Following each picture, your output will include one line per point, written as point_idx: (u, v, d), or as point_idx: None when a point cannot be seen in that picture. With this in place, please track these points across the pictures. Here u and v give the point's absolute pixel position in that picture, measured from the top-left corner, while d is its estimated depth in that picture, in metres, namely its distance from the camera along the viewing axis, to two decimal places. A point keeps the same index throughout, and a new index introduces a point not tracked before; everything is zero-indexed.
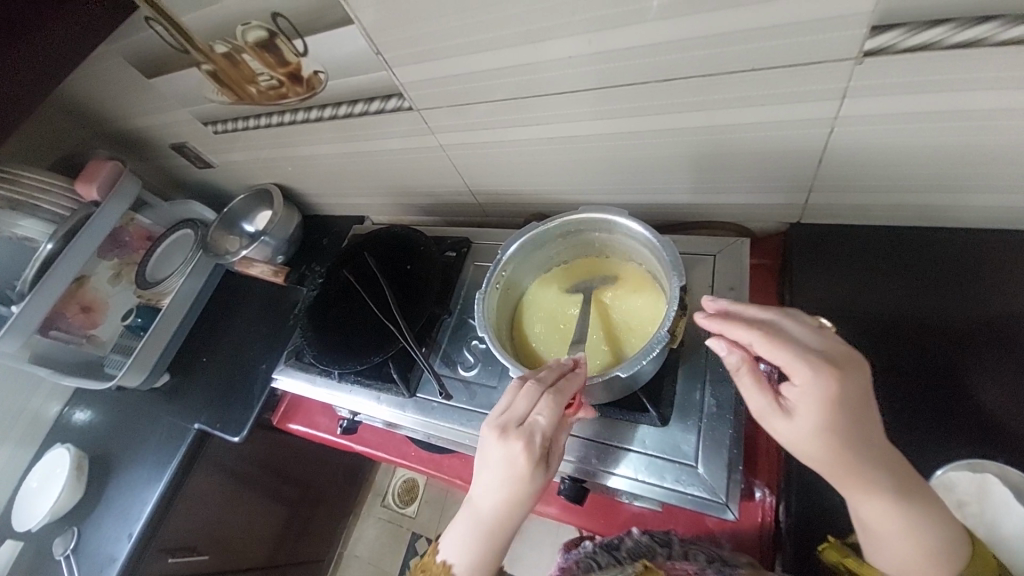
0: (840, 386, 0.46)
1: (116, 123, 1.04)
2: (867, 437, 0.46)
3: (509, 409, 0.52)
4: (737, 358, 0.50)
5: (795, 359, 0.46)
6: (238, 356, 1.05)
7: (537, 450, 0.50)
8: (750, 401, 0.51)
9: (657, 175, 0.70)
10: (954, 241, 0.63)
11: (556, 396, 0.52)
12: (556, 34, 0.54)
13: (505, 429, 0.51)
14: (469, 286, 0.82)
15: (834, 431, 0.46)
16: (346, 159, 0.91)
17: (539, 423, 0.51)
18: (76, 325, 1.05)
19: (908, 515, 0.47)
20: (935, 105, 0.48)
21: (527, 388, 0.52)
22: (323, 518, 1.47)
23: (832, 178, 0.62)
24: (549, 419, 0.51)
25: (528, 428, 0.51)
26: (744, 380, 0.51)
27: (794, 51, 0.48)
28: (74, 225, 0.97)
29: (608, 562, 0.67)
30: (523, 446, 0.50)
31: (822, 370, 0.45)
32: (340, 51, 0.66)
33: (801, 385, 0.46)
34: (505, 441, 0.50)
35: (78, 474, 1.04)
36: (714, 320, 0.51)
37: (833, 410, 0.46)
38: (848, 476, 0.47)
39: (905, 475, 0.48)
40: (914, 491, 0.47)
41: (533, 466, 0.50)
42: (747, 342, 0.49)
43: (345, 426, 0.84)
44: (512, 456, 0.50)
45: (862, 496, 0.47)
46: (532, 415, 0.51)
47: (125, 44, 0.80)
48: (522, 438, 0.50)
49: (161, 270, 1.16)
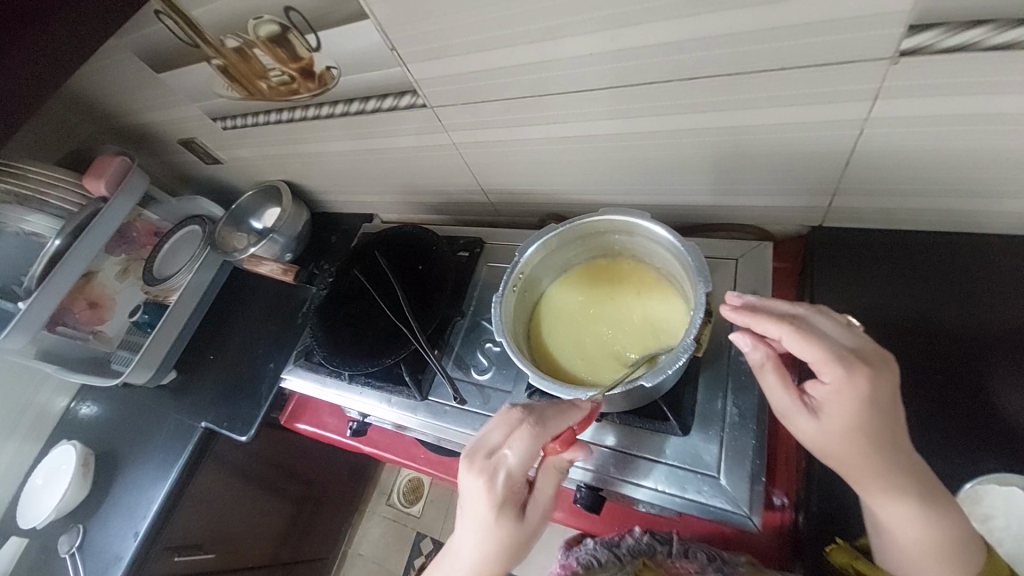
0: (872, 387, 0.44)
1: (124, 117, 1.03)
2: (895, 438, 0.45)
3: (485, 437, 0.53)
4: (762, 355, 0.50)
5: (828, 357, 0.45)
6: (246, 355, 1.04)
7: (500, 486, 0.50)
8: (772, 398, 0.50)
9: (676, 176, 0.68)
10: (981, 245, 0.61)
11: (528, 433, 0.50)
12: (577, 30, 0.52)
13: (474, 457, 0.51)
14: (482, 287, 0.81)
15: (862, 433, 0.45)
16: (357, 157, 0.90)
17: (506, 459, 0.50)
18: (83, 321, 1.05)
19: (934, 523, 0.46)
20: (969, 109, 0.47)
21: (501, 419, 0.53)
22: (327, 516, 1.46)
23: (858, 181, 0.60)
24: (515, 456, 0.49)
25: (494, 461, 0.50)
26: (767, 378, 0.50)
27: (825, 50, 0.46)
28: (82, 221, 0.96)
29: (606, 558, 0.67)
30: (485, 479, 0.50)
31: (855, 368, 0.44)
32: (352, 46, 0.65)
33: (832, 383, 0.45)
34: (469, 471, 0.51)
35: (83, 472, 1.03)
36: (743, 313, 0.49)
37: (864, 410, 0.45)
38: (872, 478, 0.46)
39: (932, 484, 0.46)
40: (938, 496, 0.46)
41: (494, 502, 0.50)
42: (777, 337, 0.47)
43: (355, 428, 0.83)
44: (474, 488, 0.50)
45: (884, 499, 0.46)
46: (501, 448, 0.51)
47: (134, 38, 0.79)
48: (486, 470, 0.50)
49: (170, 266, 1.14)
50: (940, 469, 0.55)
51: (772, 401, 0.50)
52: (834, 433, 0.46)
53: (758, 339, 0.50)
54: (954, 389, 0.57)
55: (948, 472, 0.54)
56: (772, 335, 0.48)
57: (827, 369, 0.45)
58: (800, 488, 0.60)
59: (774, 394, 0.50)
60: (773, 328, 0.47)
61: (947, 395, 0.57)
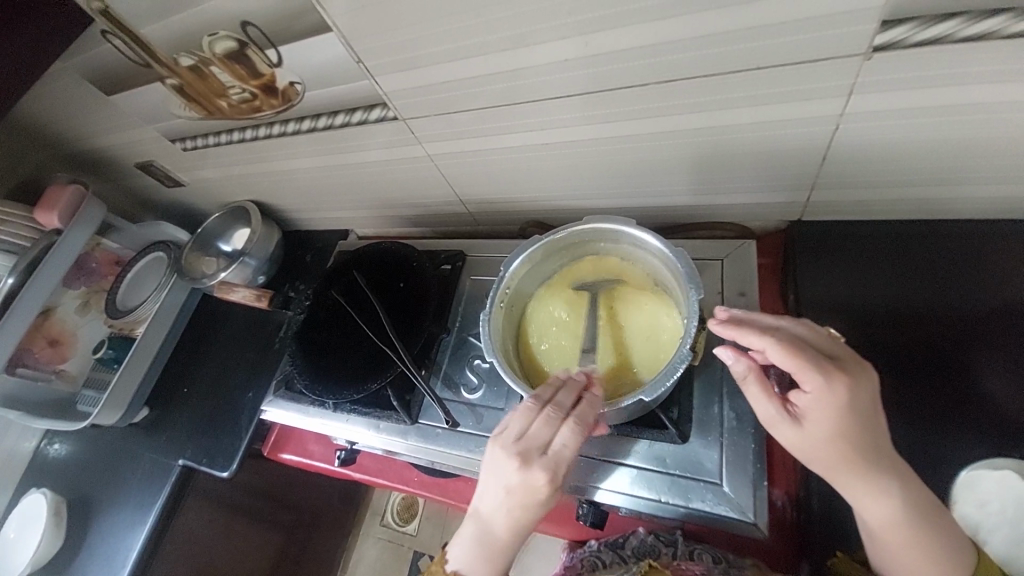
0: (853, 393, 0.45)
1: (75, 143, 0.98)
2: (877, 443, 0.46)
3: (530, 434, 0.51)
4: (744, 366, 0.50)
5: (809, 367, 0.45)
6: (223, 385, 1.00)
7: (561, 478, 0.50)
8: (757, 408, 0.51)
9: (657, 177, 0.67)
10: (953, 233, 0.63)
11: (581, 423, 0.51)
12: (550, 36, 0.51)
13: (529, 457, 0.50)
14: (467, 301, 0.79)
15: (845, 440, 0.46)
16: (328, 173, 0.86)
17: (562, 453, 0.50)
18: (44, 361, 0.99)
19: (921, 528, 0.46)
20: (940, 100, 0.47)
21: (548, 416, 0.52)
22: (320, 543, 1.41)
23: (836, 175, 0.60)
24: (574, 448, 0.50)
25: (552, 457, 0.50)
26: (751, 389, 0.50)
27: (800, 48, 0.46)
28: (35, 257, 0.90)
29: (613, 560, 0.67)
30: (549, 476, 0.50)
31: (834, 376, 0.45)
32: (316, 60, 0.62)
33: (813, 392, 0.46)
34: (529, 470, 0.49)
35: (56, 521, 0.97)
36: (727, 326, 0.49)
37: (845, 417, 0.45)
38: (858, 482, 0.46)
39: (920, 491, 0.47)
40: (925, 498, 0.47)
41: (554, 492, 0.50)
42: (759, 348, 0.47)
43: (343, 457, 0.80)
44: (536, 485, 0.50)
45: (870, 502, 0.47)
46: (555, 442, 0.51)
47: (80, 60, 0.74)
48: (547, 467, 0.50)
49: (133, 296, 1.09)
50: (932, 457, 0.55)
51: (758, 411, 0.51)
52: (818, 440, 0.47)
53: (741, 351, 0.51)
54: (935, 376, 0.58)
55: (938, 460, 0.55)
56: (755, 347, 0.48)
57: (808, 378, 0.45)
58: (799, 485, 0.60)
59: (760, 406, 0.50)
60: (755, 340, 0.47)
61: (929, 383, 0.58)
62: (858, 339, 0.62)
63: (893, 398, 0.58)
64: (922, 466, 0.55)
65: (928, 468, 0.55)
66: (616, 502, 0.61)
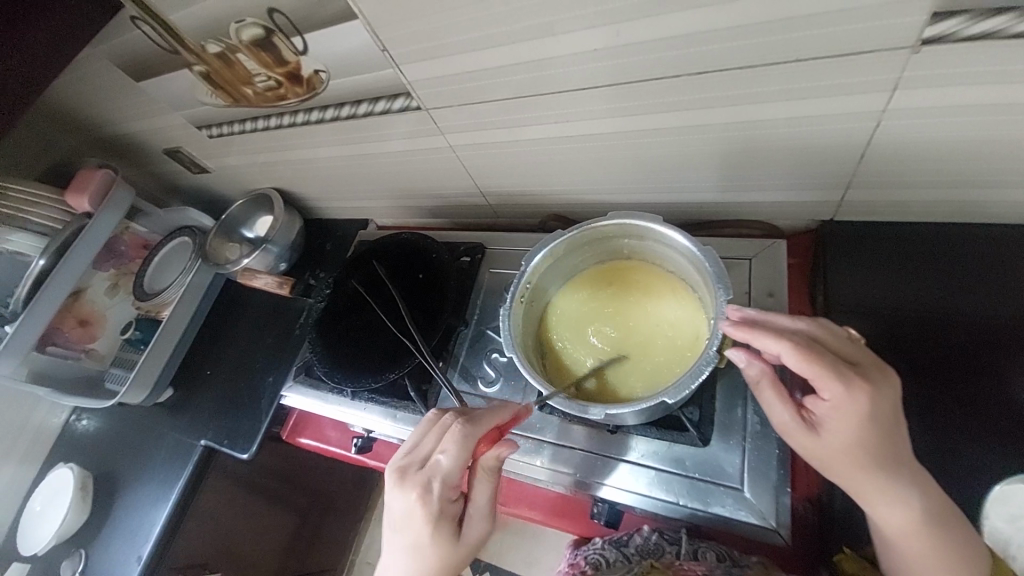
0: (873, 401, 0.44)
1: (105, 129, 1.00)
2: (896, 453, 0.45)
3: (416, 447, 0.52)
4: (758, 370, 0.49)
5: (828, 374, 0.44)
6: (244, 369, 1.02)
7: (436, 497, 0.50)
8: (771, 412, 0.50)
9: (684, 173, 0.66)
10: (992, 236, 0.60)
11: (460, 433, 0.51)
12: (578, 25, 0.49)
13: (407, 471, 0.51)
14: (484, 294, 0.79)
15: (864, 450, 0.45)
16: (349, 162, 0.87)
17: (437, 466, 0.50)
18: (74, 340, 1.03)
19: (941, 542, 0.45)
20: (992, 98, 0.45)
21: (431, 428, 0.53)
22: (334, 525, 1.44)
23: (873, 175, 0.58)
24: (449, 461, 0.50)
25: (427, 471, 0.50)
26: (764, 393, 0.50)
27: (842, 40, 0.43)
28: (67, 239, 0.93)
29: (616, 558, 0.65)
30: (420, 490, 0.50)
31: (854, 384, 0.44)
32: (341, 48, 0.62)
33: (831, 400, 0.45)
34: (402, 486, 0.50)
35: (82, 494, 1.01)
36: (741, 328, 0.47)
37: (862, 427, 0.44)
38: (875, 492, 0.45)
39: (940, 502, 0.45)
40: (945, 513, 0.45)
41: (433, 516, 0.49)
42: (775, 353, 0.46)
43: (361, 444, 0.82)
44: (410, 503, 0.50)
45: (886, 513, 0.45)
46: (434, 456, 0.51)
47: (111, 46, 0.75)
48: (420, 482, 0.50)
49: (159, 280, 1.11)
50: (965, 470, 0.53)
51: (772, 417, 0.50)
52: (834, 448, 0.46)
53: (755, 353, 0.50)
54: (970, 385, 0.56)
55: (968, 473, 0.53)
56: (769, 350, 0.46)
57: (827, 386, 0.44)
58: (822, 490, 0.58)
59: (774, 411, 0.49)
60: (772, 345, 0.45)
61: (963, 392, 0.56)
62: (888, 344, 0.60)
63: (922, 406, 0.56)
64: (953, 478, 0.53)
65: (960, 480, 0.53)
66: (634, 503, 0.60)
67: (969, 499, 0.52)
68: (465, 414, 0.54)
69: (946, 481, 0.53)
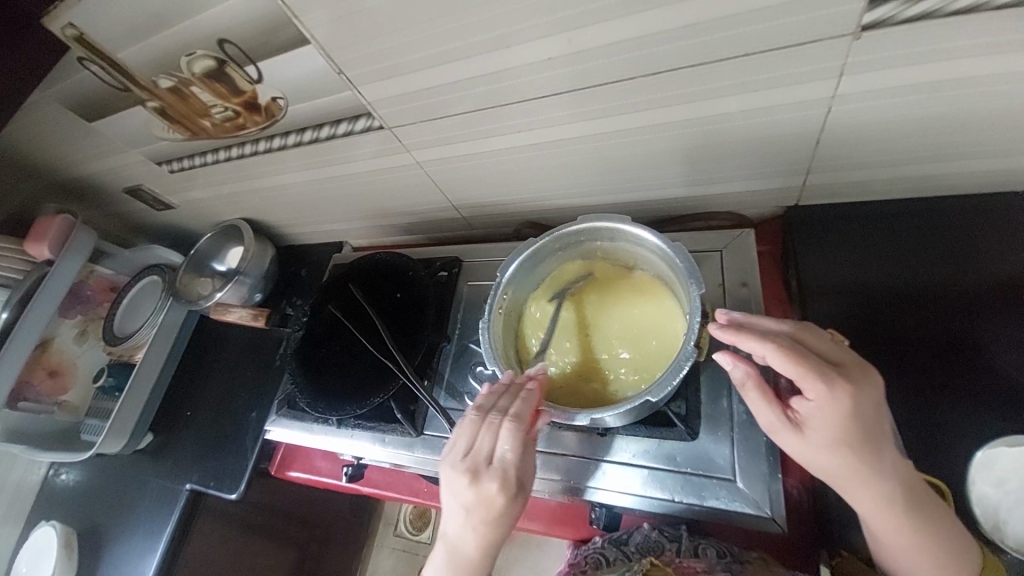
0: (856, 401, 0.44)
1: (61, 172, 0.97)
2: (882, 448, 0.45)
3: (475, 447, 0.52)
4: (743, 373, 0.50)
5: (811, 374, 0.44)
6: (225, 407, 0.99)
7: (514, 484, 0.50)
8: (758, 414, 0.51)
9: (650, 171, 0.67)
10: (950, 210, 0.62)
11: (519, 424, 0.52)
12: (529, 35, 0.50)
13: (476, 470, 0.50)
14: (465, 308, 0.78)
15: (850, 447, 0.45)
16: (317, 185, 0.85)
17: (507, 457, 0.51)
18: (44, 393, 0.99)
19: (929, 536, 0.45)
20: (934, 76, 0.46)
21: (488, 424, 0.53)
22: (334, 557, 1.40)
23: (831, 157, 0.59)
24: (518, 451, 0.51)
25: (498, 465, 0.51)
26: (750, 395, 0.50)
27: (788, 32, 0.45)
28: (29, 288, 0.90)
29: (616, 557, 0.64)
30: (500, 482, 0.50)
31: (837, 384, 0.44)
32: (297, 74, 0.61)
33: (816, 400, 0.45)
34: (479, 484, 0.50)
35: (67, 553, 0.97)
36: (727, 329, 0.48)
37: (848, 425, 0.44)
38: (863, 489, 0.46)
39: (924, 495, 0.46)
40: (931, 508, 0.46)
41: (510, 503, 0.50)
42: (759, 354, 0.46)
43: (349, 473, 0.79)
44: (491, 498, 0.50)
45: (873, 508, 0.46)
46: (497, 450, 0.52)
47: (60, 88, 0.73)
48: (496, 475, 0.50)
49: (130, 323, 1.08)
50: (945, 440, 0.54)
51: (759, 417, 0.51)
52: (821, 448, 0.46)
53: (739, 356, 0.51)
54: (939, 357, 0.57)
55: (953, 446, 0.54)
56: (755, 352, 0.47)
57: (810, 386, 0.45)
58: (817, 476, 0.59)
59: (760, 411, 0.50)
60: (758, 347, 0.46)
61: (934, 361, 0.57)
62: (862, 322, 0.62)
63: (898, 381, 0.58)
64: (932, 453, 0.54)
65: (938, 449, 0.54)
66: (632, 504, 0.60)
67: (953, 469, 0.53)
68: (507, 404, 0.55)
69: (929, 454, 0.54)
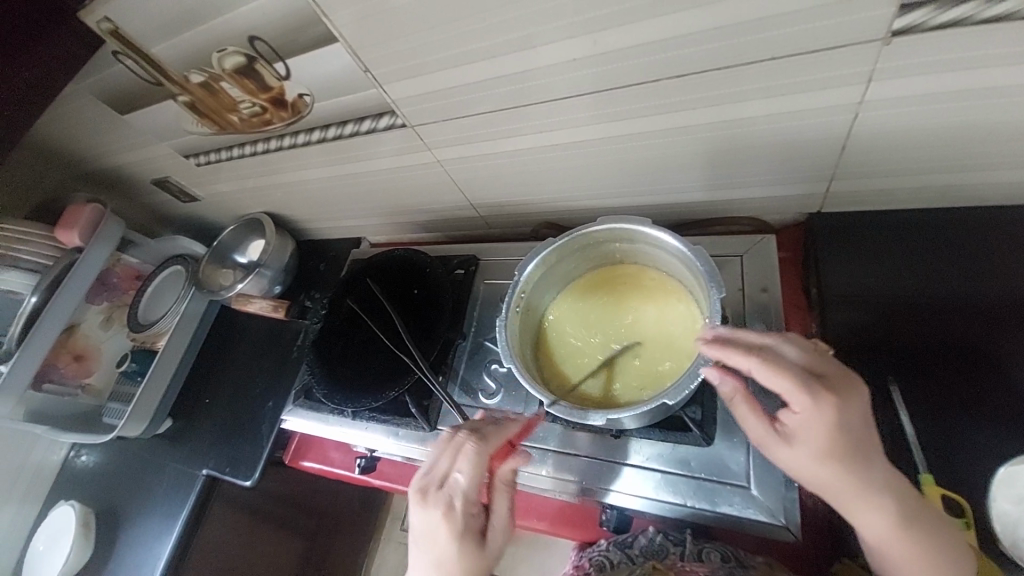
0: (840, 412, 0.44)
1: (93, 163, 1.00)
2: (870, 460, 0.44)
3: (433, 467, 0.53)
4: (731, 387, 0.50)
5: (796, 386, 0.44)
6: (242, 395, 1.02)
7: (459, 514, 0.51)
8: (748, 426, 0.50)
9: (671, 174, 0.66)
10: (976, 222, 0.61)
11: (474, 452, 0.52)
12: (554, 36, 0.50)
13: (426, 491, 0.52)
14: (480, 306, 0.79)
15: (838, 459, 0.44)
16: (338, 181, 0.87)
17: (457, 483, 0.51)
18: (69, 376, 1.02)
19: (923, 548, 0.44)
20: (965, 83, 0.45)
21: (449, 446, 0.54)
22: (342, 548, 1.41)
23: (856, 165, 0.58)
24: (467, 479, 0.51)
25: (448, 490, 0.51)
26: (740, 408, 0.50)
27: (815, 37, 0.44)
28: (58, 275, 0.93)
29: (619, 560, 0.64)
30: (444, 506, 0.51)
31: (821, 396, 0.44)
32: (324, 72, 0.62)
33: (801, 412, 0.45)
34: (424, 506, 0.51)
35: (84, 533, 1.00)
36: (711, 344, 0.48)
37: (834, 436, 0.44)
38: (855, 502, 0.45)
39: (917, 507, 0.45)
40: (925, 520, 0.45)
41: (454, 536, 0.50)
42: (744, 368, 0.46)
43: (362, 465, 0.80)
44: (433, 525, 0.50)
45: (867, 521, 0.45)
46: (452, 475, 0.52)
47: (95, 81, 0.76)
48: (441, 501, 0.51)
49: (154, 311, 1.11)
50: (964, 454, 0.53)
51: (749, 429, 0.50)
52: (809, 460, 0.45)
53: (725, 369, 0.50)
54: (960, 371, 0.56)
55: (974, 461, 0.53)
56: (739, 366, 0.47)
57: (795, 398, 0.44)
58: None
59: (749, 424, 0.50)
60: (742, 361, 0.46)
61: (954, 375, 0.56)
62: (883, 333, 0.61)
63: (918, 393, 0.57)
64: (952, 467, 0.53)
65: (958, 465, 0.53)
66: (642, 507, 0.60)
67: (974, 484, 0.52)
68: (477, 430, 0.55)
69: (949, 469, 0.53)
